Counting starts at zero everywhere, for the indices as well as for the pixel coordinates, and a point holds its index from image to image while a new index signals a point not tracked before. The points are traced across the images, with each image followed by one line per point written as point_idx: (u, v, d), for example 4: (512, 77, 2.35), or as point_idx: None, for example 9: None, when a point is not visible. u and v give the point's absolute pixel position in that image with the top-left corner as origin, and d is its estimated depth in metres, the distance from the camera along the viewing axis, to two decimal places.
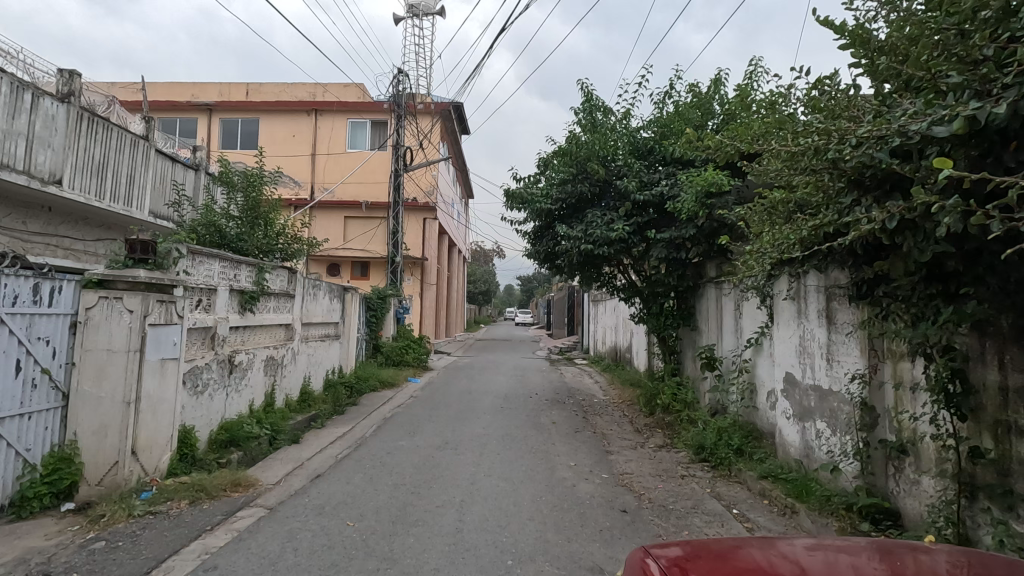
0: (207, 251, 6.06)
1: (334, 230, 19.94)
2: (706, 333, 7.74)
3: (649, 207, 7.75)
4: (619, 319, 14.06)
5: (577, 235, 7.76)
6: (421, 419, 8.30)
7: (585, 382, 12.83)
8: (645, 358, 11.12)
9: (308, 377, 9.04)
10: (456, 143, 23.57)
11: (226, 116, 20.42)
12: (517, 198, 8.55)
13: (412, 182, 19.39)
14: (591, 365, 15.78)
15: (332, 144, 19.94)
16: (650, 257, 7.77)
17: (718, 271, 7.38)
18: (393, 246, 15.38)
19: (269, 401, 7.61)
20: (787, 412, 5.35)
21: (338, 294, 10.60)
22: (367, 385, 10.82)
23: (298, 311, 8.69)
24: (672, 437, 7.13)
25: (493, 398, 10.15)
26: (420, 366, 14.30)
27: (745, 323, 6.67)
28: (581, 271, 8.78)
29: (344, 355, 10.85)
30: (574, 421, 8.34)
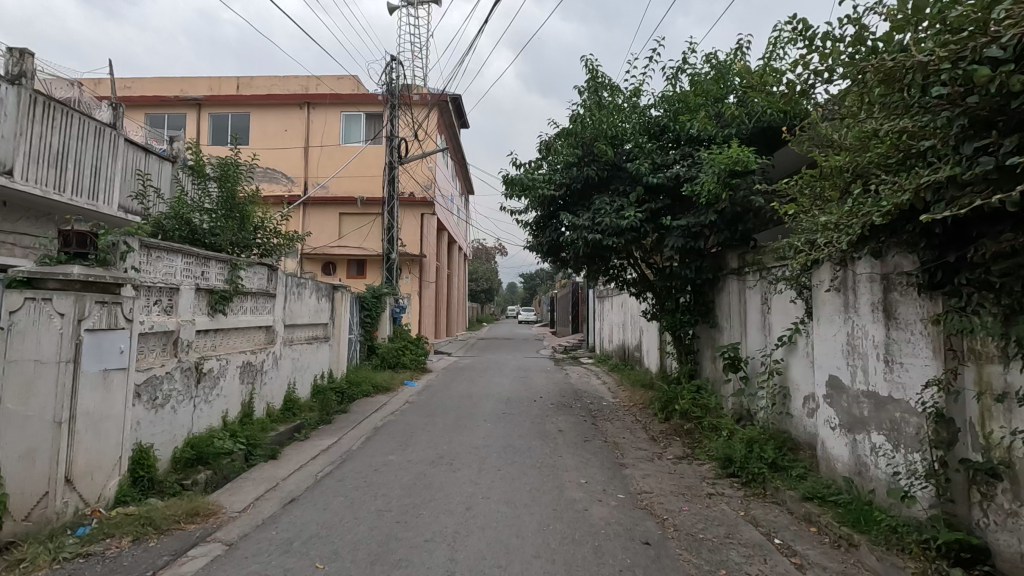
0: (166, 247, 5.37)
1: (328, 227, 19.23)
2: (727, 330, 7.00)
3: (663, 192, 7.02)
4: (628, 316, 13.33)
5: (584, 223, 7.03)
6: (415, 428, 7.58)
7: (592, 383, 12.10)
8: (657, 357, 10.37)
9: (293, 384, 8.34)
10: (454, 137, 22.85)
11: (215, 111, 19.75)
12: (517, 185, 7.80)
13: (409, 177, 18.67)
14: (597, 364, 15.07)
15: (325, 139, 19.23)
16: (664, 248, 7.04)
17: (741, 261, 6.64)
18: (389, 243, 14.67)
19: (246, 412, 6.90)
20: (833, 422, 4.61)
21: (327, 293, 9.91)
22: (359, 390, 10.12)
23: (280, 311, 7.98)
24: (693, 447, 6.40)
25: (495, 403, 9.43)
26: (418, 368, 13.59)
27: (775, 319, 5.93)
28: (588, 265, 8.04)
29: (334, 359, 10.15)
30: (582, 429, 7.61)
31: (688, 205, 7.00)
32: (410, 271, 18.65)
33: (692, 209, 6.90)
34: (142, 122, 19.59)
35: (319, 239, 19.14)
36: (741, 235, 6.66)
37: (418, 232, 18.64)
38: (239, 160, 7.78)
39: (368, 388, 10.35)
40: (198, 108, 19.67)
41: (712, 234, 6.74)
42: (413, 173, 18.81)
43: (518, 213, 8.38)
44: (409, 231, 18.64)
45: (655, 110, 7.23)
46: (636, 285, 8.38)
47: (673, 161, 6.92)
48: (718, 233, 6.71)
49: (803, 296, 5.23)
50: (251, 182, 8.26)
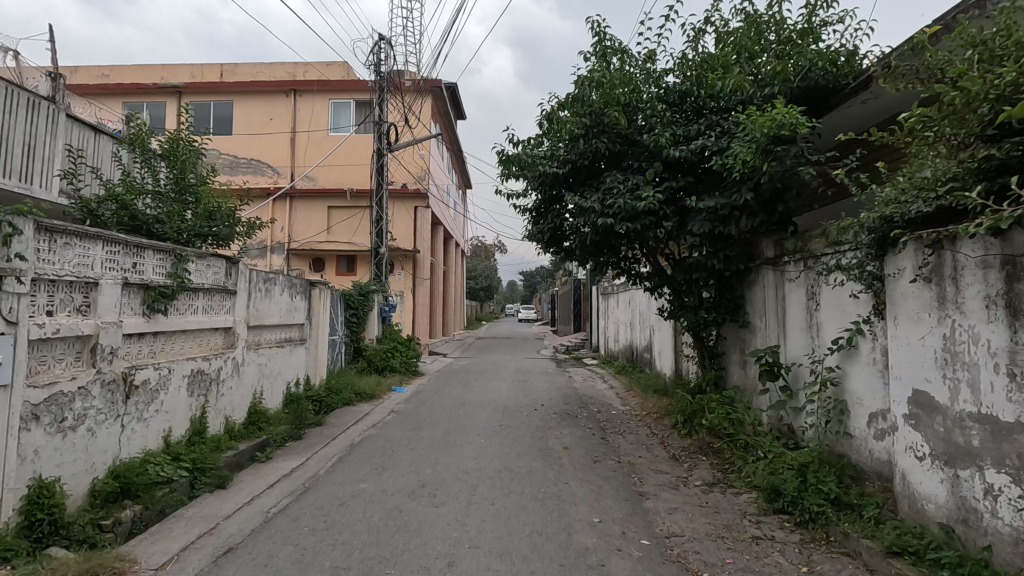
0: (79, 232, 4.36)
1: (316, 221, 18.17)
2: (762, 331, 5.98)
3: (687, 167, 5.99)
4: (636, 314, 12.29)
5: (593, 206, 5.99)
6: (397, 445, 6.55)
7: (598, 388, 11.05)
8: (673, 361, 9.31)
9: (259, 394, 7.31)
10: (450, 126, 21.80)
11: (196, 98, 18.66)
12: (514, 163, 6.76)
13: (402, 167, 17.66)
14: (602, 366, 14.03)
15: (313, 128, 18.20)
16: (687, 235, 6.01)
17: (780, 250, 5.62)
18: (377, 236, 13.59)
19: (197, 429, 5.88)
20: (920, 450, 3.58)
21: (303, 290, 8.87)
22: (339, 399, 9.06)
23: (243, 310, 6.94)
24: (724, 470, 5.38)
25: (490, 413, 8.38)
26: (409, 371, 12.55)
27: (825, 317, 4.91)
28: (597, 256, 7.01)
29: (312, 364, 9.10)
30: (591, 446, 6.57)
31: (717, 183, 5.96)
32: (403, 267, 17.64)
33: (723, 187, 5.87)
34: (119, 110, 18.50)
35: (307, 235, 18.10)
36: (779, 217, 5.64)
37: (411, 226, 17.62)
38: (196, 137, 6.76)
39: (350, 395, 9.31)
40: (179, 96, 18.61)
41: (745, 216, 5.72)
42: (407, 163, 17.79)
43: (516, 197, 7.35)
44: (402, 226, 17.63)
45: (674, 74, 6.21)
46: (651, 279, 7.35)
47: (698, 132, 5.90)
48: (751, 214, 5.69)
49: (870, 288, 4.21)
50: (210, 165, 7.27)
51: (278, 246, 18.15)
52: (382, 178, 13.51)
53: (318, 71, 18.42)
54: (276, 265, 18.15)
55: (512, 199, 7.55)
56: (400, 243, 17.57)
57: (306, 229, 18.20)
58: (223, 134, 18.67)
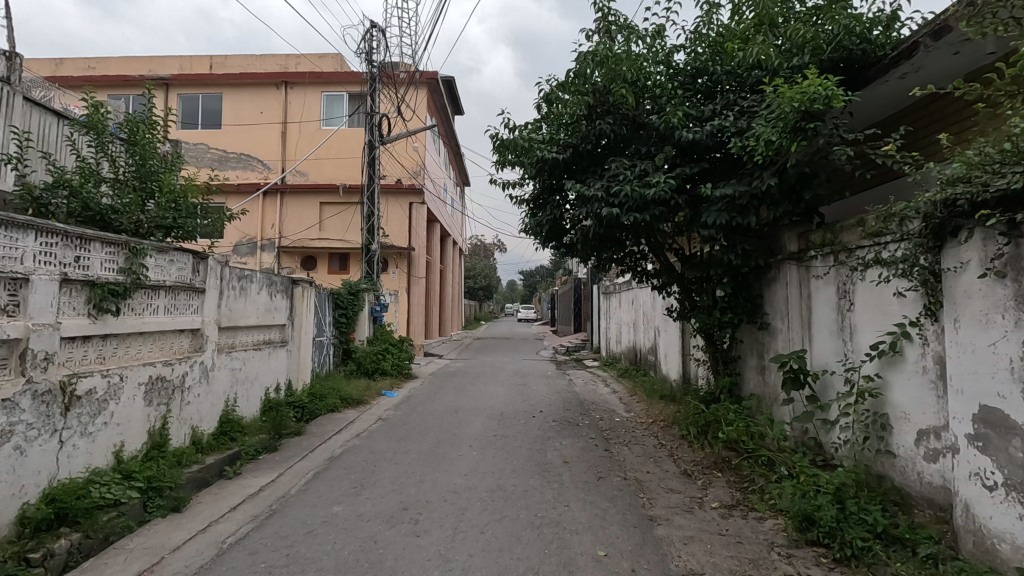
0: (4, 220, 3.78)
1: (307, 218, 17.56)
2: (784, 334, 5.39)
3: (700, 152, 5.40)
4: (640, 314, 11.70)
5: (597, 194, 5.40)
6: (381, 458, 5.96)
7: (600, 393, 10.45)
8: (681, 364, 8.71)
9: (232, 401, 6.71)
10: (446, 120, 21.21)
11: (184, 91, 18.02)
12: (509, 146, 6.15)
13: (396, 162, 17.07)
14: (604, 369, 13.43)
15: (304, 122, 17.61)
16: (701, 227, 5.41)
17: (806, 243, 5.03)
18: (369, 233, 12.98)
19: (157, 443, 5.29)
20: (989, 478, 2.99)
21: (284, 288, 8.26)
22: (323, 405, 8.47)
23: (213, 309, 6.34)
24: (744, 490, 4.78)
25: (484, 421, 7.78)
26: (402, 374, 11.95)
27: (861, 318, 4.32)
28: (599, 250, 6.42)
29: (294, 368, 8.49)
30: (594, 460, 5.97)
31: (734, 169, 5.37)
32: (398, 266, 17.14)
33: (741, 173, 5.29)
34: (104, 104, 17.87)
35: (298, 232, 17.52)
36: (805, 207, 5.05)
37: (405, 223, 17.05)
38: (159, 119, 6.13)
39: (336, 400, 8.72)
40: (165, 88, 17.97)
41: (765, 205, 5.13)
42: (401, 158, 17.21)
43: (512, 186, 6.75)
44: (395, 223, 17.06)
45: (687, 49, 5.61)
46: (659, 276, 6.76)
47: (714, 113, 5.30)
48: (773, 204, 5.10)
49: (921, 285, 3.62)
50: (180, 151, 6.66)
51: (268, 244, 17.57)
52: (373, 172, 12.91)
53: (311, 63, 17.81)
54: (266, 264, 17.57)
55: (507, 188, 6.95)
56: (394, 241, 17.01)
57: (297, 225, 17.58)
58: (211, 128, 18.05)
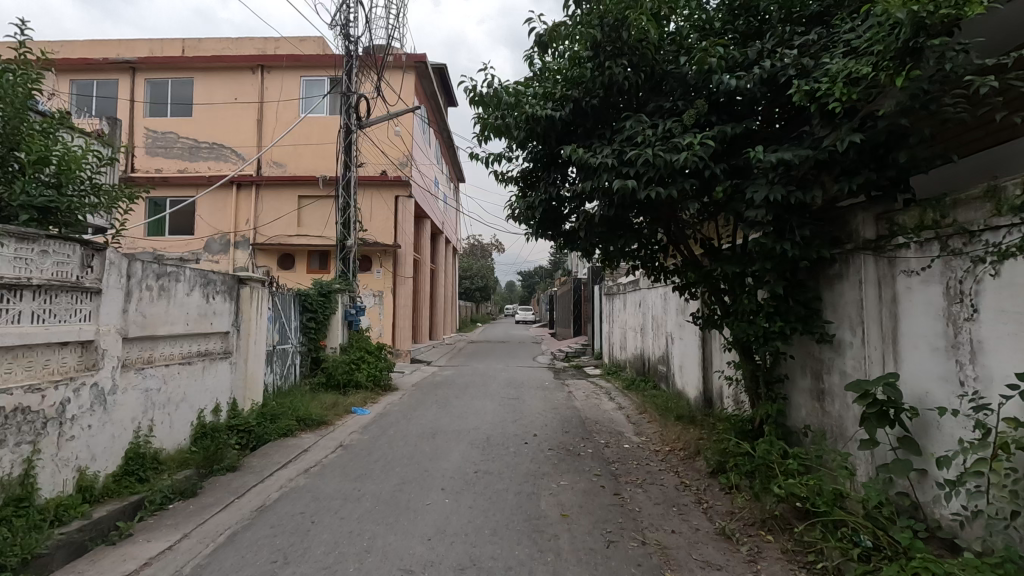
0: None
1: (284, 212, 16.17)
2: (855, 349, 4.04)
3: (745, 106, 4.06)
4: (648, 318, 10.35)
5: (607, 162, 4.06)
6: (325, 509, 4.59)
7: (604, 409, 9.10)
8: (702, 378, 7.33)
9: (147, 430, 5.35)
10: (437, 110, 19.83)
11: (152, 76, 16.67)
12: (492, 100, 4.82)
13: (380, 152, 15.75)
14: (608, 379, 12.08)
15: (281, 110, 16.31)
16: (744, 207, 4.07)
17: (892, 227, 3.68)
18: (344, 227, 11.58)
19: (15, 496, 3.91)
20: None
21: (229, 289, 6.90)
22: (275, 428, 7.09)
23: (115, 316, 4.97)
24: (813, 570, 3.42)
25: (466, 451, 6.41)
26: (379, 386, 10.57)
27: (994, 331, 2.95)
28: (607, 240, 5.06)
29: (242, 384, 7.11)
30: (601, 511, 4.60)
31: (790, 130, 4.02)
32: (382, 264, 15.85)
33: (801, 134, 3.93)
34: (66, 89, 16.50)
35: (275, 228, 16.16)
36: (891, 179, 3.70)
37: (391, 218, 15.74)
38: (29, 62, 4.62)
39: (292, 422, 7.34)
40: (132, 73, 16.59)
41: (835, 177, 3.78)
42: (386, 147, 15.86)
43: (497, 159, 5.40)
44: (380, 218, 15.76)
45: None
46: (681, 272, 5.39)
47: (761, 54, 3.97)
48: (847, 173, 3.74)
49: None
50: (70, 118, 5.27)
51: (242, 241, 16.23)
52: (349, 158, 11.56)
53: (291, 46, 16.47)
54: (240, 263, 16.21)
55: (492, 162, 5.59)
56: (378, 237, 15.69)
57: (273, 221, 16.19)
58: (181, 116, 16.66)
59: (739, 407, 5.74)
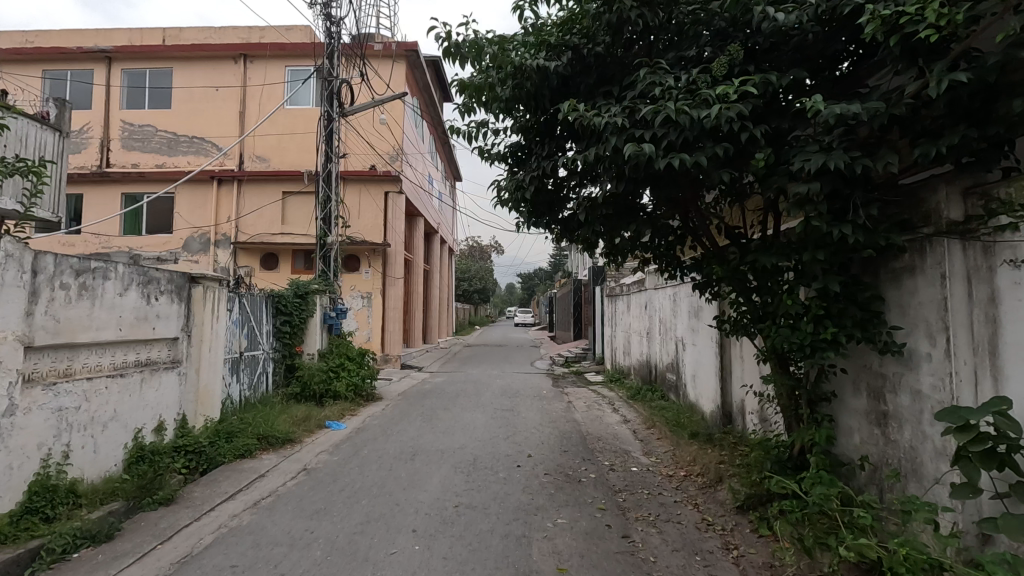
0: None
1: (268, 209, 15.28)
2: (934, 364, 3.12)
3: (790, 53, 3.19)
4: (655, 321, 9.50)
5: (614, 120, 3.20)
6: (263, 561, 3.68)
7: (607, 423, 8.19)
8: (721, 390, 6.43)
9: (62, 456, 4.46)
10: (431, 104, 18.97)
11: (129, 66, 15.82)
12: (473, 54, 4.02)
13: (368, 146, 14.88)
14: (611, 388, 11.16)
15: (266, 101, 15.48)
16: (791, 180, 3.18)
17: (994, 205, 2.78)
18: (325, 223, 10.67)
19: None
20: None
21: (179, 289, 6.02)
22: (231, 448, 6.15)
23: (16, 320, 4.08)
24: None
25: (448, 476, 5.50)
26: (361, 396, 9.67)
27: None
28: (613, 228, 4.18)
29: (194, 398, 6.20)
30: (607, 564, 3.68)
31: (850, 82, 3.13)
32: (371, 264, 14.99)
33: (863, 88, 3.08)
34: (38, 80, 15.66)
35: (257, 225, 15.29)
36: (991, 141, 2.80)
37: (380, 215, 14.88)
38: None
39: (252, 441, 6.41)
40: (108, 63, 15.76)
41: (915, 140, 2.90)
42: (375, 140, 14.98)
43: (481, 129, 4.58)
44: (369, 215, 14.91)
45: None
46: (702, 267, 4.49)
47: None
48: (929, 134, 2.87)
49: None
50: None
51: (223, 240, 15.35)
52: (330, 149, 10.68)
53: (276, 34, 15.65)
54: (220, 262, 15.35)
55: (477, 135, 4.76)
56: (367, 236, 14.84)
57: (256, 218, 15.30)
58: (160, 108, 15.81)
59: (773, 429, 4.81)
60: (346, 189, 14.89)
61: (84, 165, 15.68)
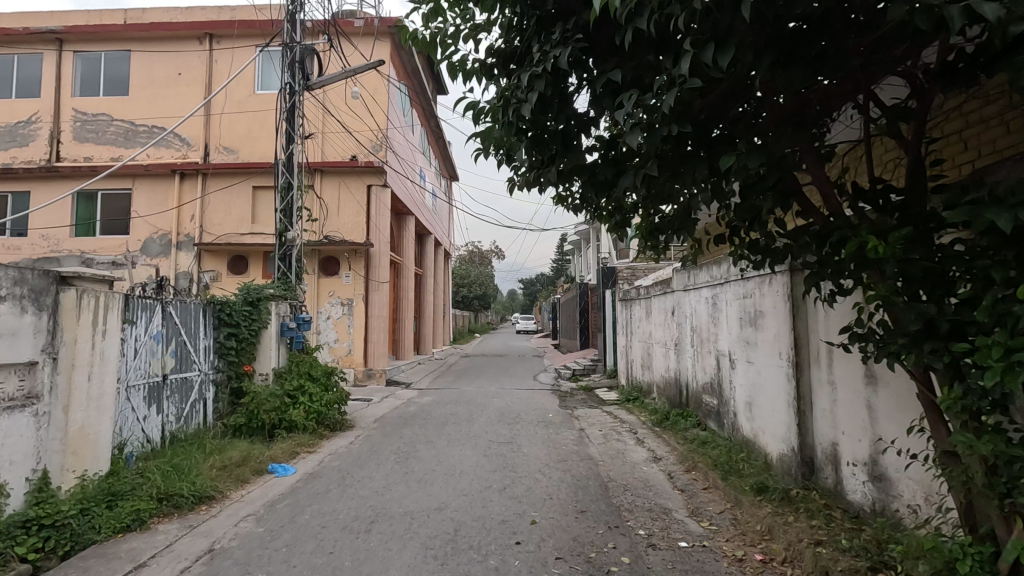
0: None
1: (236, 206, 13.57)
2: None
3: None
4: (686, 330, 7.75)
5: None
6: None
7: (632, 462, 6.41)
8: (797, 428, 4.64)
9: None
10: (422, 94, 17.33)
11: (83, 48, 14.18)
12: None
13: (348, 134, 13.24)
14: (628, 410, 9.38)
15: (233, 87, 13.85)
16: None
17: None
18: (285, 216, 8.92)
19: None
20: None
21: (41, 293, 4.23)
22: (109, 517, 4.31)
23: None
24: None
25: (411, 567, 3.70)
26: (326, 427, 7.90)
27: None
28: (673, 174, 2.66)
29: (64, 449, 4.35)
30: None
31: None
32: (352, 267, 13.24)
33: None
34: None
35: (224, 224, 13.57)
36: None
37: (362, 212, 13.18)
38: None
39: (147, 504, 4.55)
40: (60, 45, 14.13)
41: None
42: (356, 129, 13.34)
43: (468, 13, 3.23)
44: (349, 211, 13.19)
45: None
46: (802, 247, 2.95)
47: None
48: None
49: None
50: None
51: (185, 241, 13.63)
52: (292, 127, 8.96)
53: (245, 11, 13.99)
54: (182, 266, 13.63)
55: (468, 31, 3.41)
56: (347, 235, 13.11)
57: (222, 217, 13.58)
58: (117, 95, 14.17)
59: (944, 516, 2.97)
60: (323, 183, 13.18)
61: (32, 159, 14.00)
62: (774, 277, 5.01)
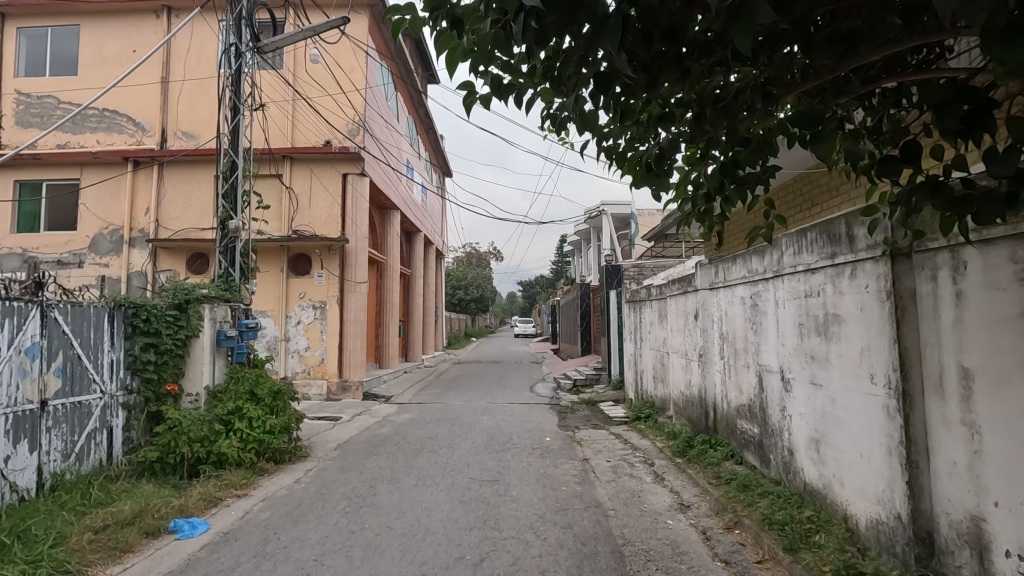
0: None
1: (195, 198, 12.11)
2: None
3: None
4: (716, 337, 6.27)
5: None
6: None
7: (653, 512, 4.91)
8: (903, 486, 3.15)
9: None
10: (410, 79, 15.92)
11: (27, 24, 12.73)
12: None
13: (320, 115, 11.79)
14: (640, 433, 7.90)
15: (193, 65, 12.40)
16: None
17: None
18: (228, 197, 7.39)
19: None
20: None
21: None
22: None
23: None
24: None
25: None
26: (269, 458, 6.40)
27: None
28: None
29: None
30: None
31: None
32: (324, 265, 11.76)
33: None
34: None
35: (183, 218, 12.11)
36: None
37: (336, 203, 11.71)
38: None
39: None
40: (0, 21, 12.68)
41: None
42: (329, 110, 11.89)
43: None
44: (321, 204, 11.73)
45: None
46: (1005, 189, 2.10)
47: None
48: None
49: None
50: None
51: (139, 237, 12.17)
52: (238, 95, 7.46)
53: None
54: (136, 265, 12.16)
55: None
56: (319, 229, 11.64)
57: (180, 210, 12.12)
58: (65, 75, 12.72)
59: None
60: (293, 171, 11.72)
61: None
62: (860, 265, 3.53)
